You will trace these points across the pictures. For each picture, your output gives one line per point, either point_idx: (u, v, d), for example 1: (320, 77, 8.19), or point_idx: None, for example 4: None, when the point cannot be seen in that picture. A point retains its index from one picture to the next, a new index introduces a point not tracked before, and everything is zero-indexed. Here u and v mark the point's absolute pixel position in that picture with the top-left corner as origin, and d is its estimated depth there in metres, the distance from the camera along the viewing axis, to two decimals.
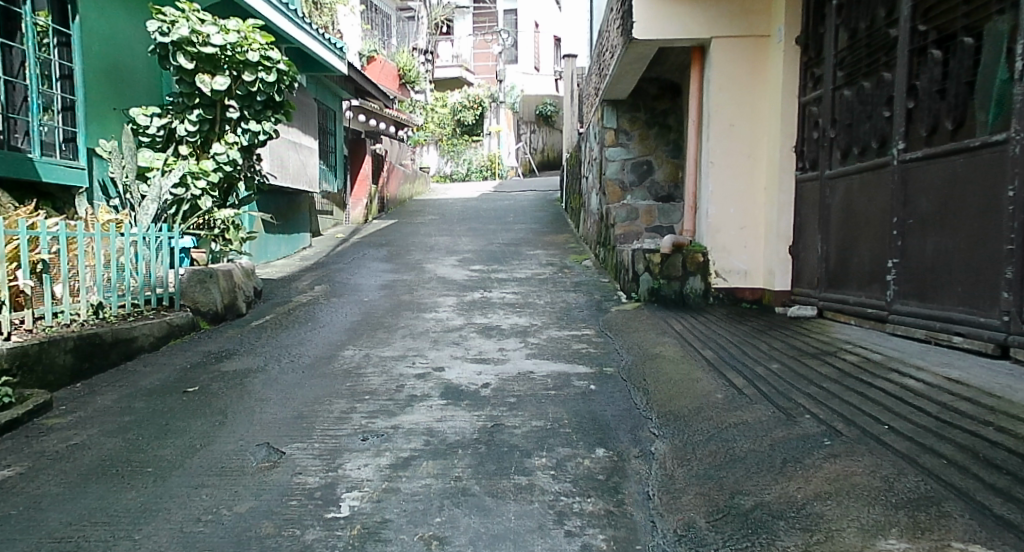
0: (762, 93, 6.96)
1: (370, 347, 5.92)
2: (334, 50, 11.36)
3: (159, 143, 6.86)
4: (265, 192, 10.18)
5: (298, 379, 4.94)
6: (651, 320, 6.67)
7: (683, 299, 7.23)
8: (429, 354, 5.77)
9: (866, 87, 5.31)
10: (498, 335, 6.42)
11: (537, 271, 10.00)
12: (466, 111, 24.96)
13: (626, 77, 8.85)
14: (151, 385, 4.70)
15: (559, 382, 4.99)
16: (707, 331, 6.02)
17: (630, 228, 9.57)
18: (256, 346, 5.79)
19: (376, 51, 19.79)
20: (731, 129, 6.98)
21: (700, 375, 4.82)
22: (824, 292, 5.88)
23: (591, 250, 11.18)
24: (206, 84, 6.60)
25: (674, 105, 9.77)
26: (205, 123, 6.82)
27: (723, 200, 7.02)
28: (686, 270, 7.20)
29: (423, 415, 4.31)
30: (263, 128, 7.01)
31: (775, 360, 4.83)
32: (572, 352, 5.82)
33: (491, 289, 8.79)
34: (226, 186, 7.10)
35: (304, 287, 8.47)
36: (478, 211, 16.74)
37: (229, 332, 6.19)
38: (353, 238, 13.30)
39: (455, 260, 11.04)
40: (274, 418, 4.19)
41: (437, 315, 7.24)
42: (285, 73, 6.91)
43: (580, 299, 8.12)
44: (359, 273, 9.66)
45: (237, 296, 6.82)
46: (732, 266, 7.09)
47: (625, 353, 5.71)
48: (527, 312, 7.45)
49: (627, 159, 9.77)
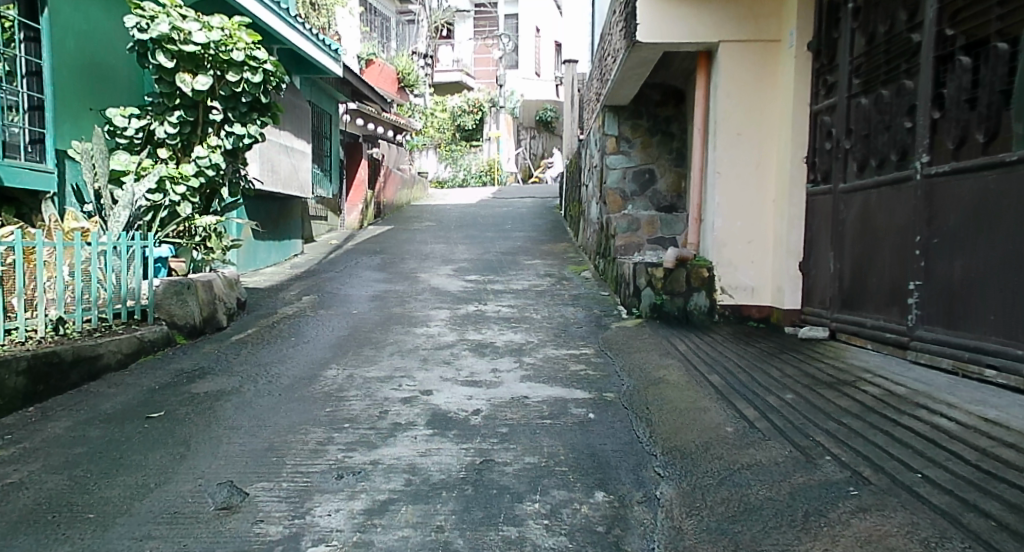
0: (772, 100, 6.60)
1: (355, 366, 5.57)
2: (329, 51, 11.01)
3: (137, 146, 6.47)
4: (254, 197, 9.84)
5: (274, 403, 4.59)
6: (653, 339, 6.31)
7: (687, 316, 6.87)
8: (417, 374, 5.41)
9: (884, 96, 4.94)
10: (492, 354, 6.06)
11: (534, 283, 9.64)
12: (466, 116, 24.64)
13: (629, 82, 8.49)
14: (113, 411, 4.34)
15: (556, 410, 4.63)
16: (714, 353, 5.66)
17: (631, 239, 9.13)
18: (233, 365, 5.44)
19: (374, 54, 19.46)
20: (738, 138, 6.63)
21: (707, 405, 4.46)
22: (837, 313, 5.51)
23: (591, 261, 10.83)
24: (187, 85, 6.25)
25: (678, 112, 9.41)
26: (186, 125, 6.47)
27: (729, 213, 6.67)
28: (690, 286, 6.84)
29: (406, 447, 3.95)
30: (249, 131, 6.60)
31: (789, 389, 4.47)
32: (571, 374, 5.46)
33: (487, 301, 8.43)
34: (207, 191, 6.74)
35: (291, 298, 8.11)
36: (475, 217, 16.39)
37: (206, 348, 5.82)
38: (347, 244, 12.94)
39: (450, 269, 10.68)
40: (242, 450, 3.84)
41: (429, 331, 6.88)
42: (273, 74, 6.53)
43: (579, 313, 7.76)
44: (349, 283, 9.29)
45: (217, 308, 6.47)
46: (739, 282, 6.72)
47: (625, 376, 5.35)
48: (523, 328, 7.09)
49: (628, 167, 9.45)
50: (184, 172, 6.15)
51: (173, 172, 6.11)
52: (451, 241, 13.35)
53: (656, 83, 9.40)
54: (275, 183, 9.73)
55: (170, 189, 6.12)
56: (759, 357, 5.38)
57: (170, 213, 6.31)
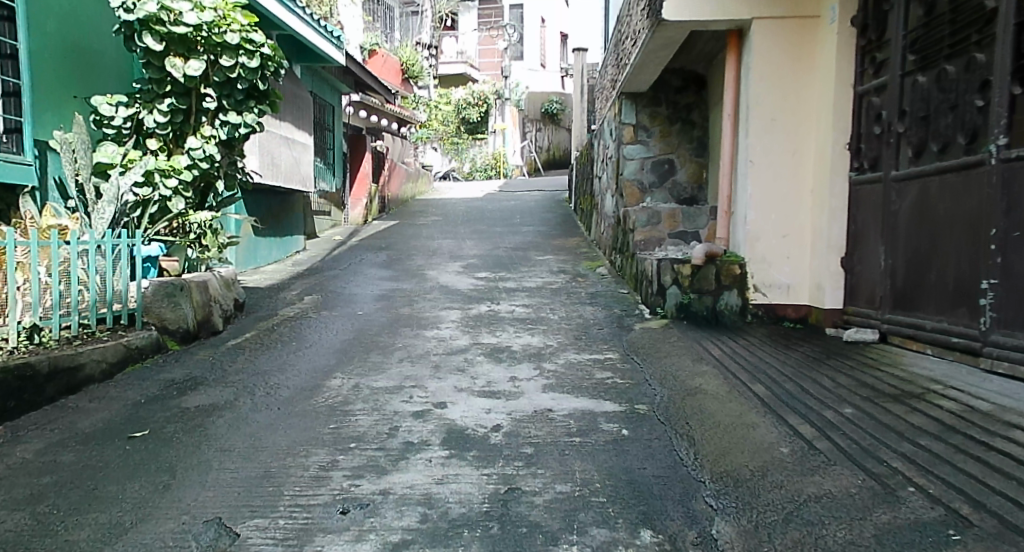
0: (809, 82, 6.16)
1: (363, 374, 5.10)
2: (331, 39, 10.56)
3: (125, 136, 6.01)
4: (253, 192, 9.36)
5: (272, 417, 4.12)
6: (682, 342, 5.83)
7: (716, 317, 6.43)
8: (429, 384, 4.94)
9: (948, 71, 4.51)
10: (509, 360, 5.58)
11: (548, 280, 9.16)
12: (471, 108, 24.15)
13: (648, 66, 8.02)
14: (92, 430, 3.86)
15: (586, 425, 4.16)
16: (754, 359, 5.18)
17: (650, 234, 8.37)
18: (228, 375, 4.89)
19: (378, 44, 19.03)
20: (772, 124, 6.20)
21: (755, 420, 3.99)
22: (889, 314, 5.08)
23: (606, 257, 10.34)
24: (178, 70, 5.78)
25: (700, 99, 8.92)
26: (177, 114, 5.97)
27: (763, 204, 6.24)
28: (720, 283, 6.40)
29: (420, 474, 3.48)
30: (245, 120, 6.16)
31: (846, 402, 4.00)
32: (598, 383, 4.99)
33: (499, 301, 7.95)
34: (200, 185, 6.26)
35: (292, 297, 7.64)
36: (482, 211, 15.91)
37: (200, 355, 5.32)
38: (351, 240, 12.46)
39: (459, 266, 10.22)
40: (234, 476, 3.38)
41: (440, 333, 6.40)
42: (270, 58, 6.09)
43: (599, 313, 7.28)
44: (354, 282, 8.82)
45: (213, 311, 5.99)
46: (774, 280, 6.28)
47: (659, 385, 4.87)
48: (540, 331, 6.61)
49: (646, 158, 8.98)
50: (176, 165, 5.68)
51: (163, 165, 5.63)
52: (460, 236, 12.88)
53: (676, 68, 8.92)
54: (276, 177, 9.27)
55: (160, 183, 5.64)
56: (806, 363, 4.90)
57: (161, 208, 5.82)
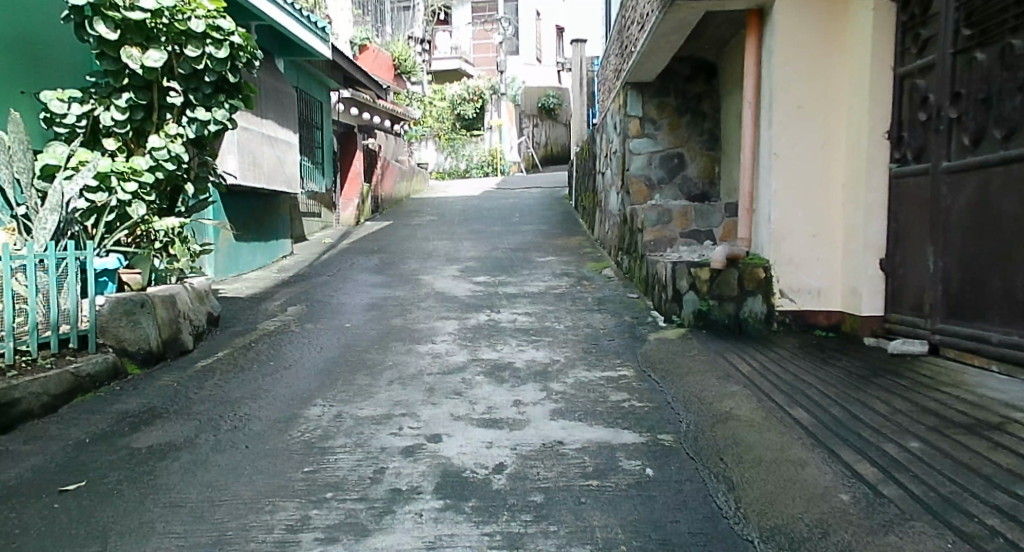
0: (839, 66, 5.58)
1: (347, 400, 4.50)
2: (317, 30, 9.95)
3: (81, 137, 5.39)
4: (234, 194, 8.76)
5: (236, 457, 3.51)
6: (703, 356, 5.24)
7: (740, 326, 5.87)
8: (422, 412, 4.34)
9: (1014, 47, 4.13)
10: (513, 380, 4.97)
11: (551, 284, 8.54)
12: (467, 104, 23.37)
13: (655, 54, 7.43)
14: (18, 482, 3.24)
15: (603, 463, 3.55)
16: (789, 376, 4.58)
17: (661, 233, 7.72)
18: (192, 405, 4.28)
19: (368, 39, 18.44)
20: (798, 112, 5.64)
21: (802, 456, 3.37)
22: (944, 323, 4.61)
23: (612, 258, 9.74)
24: (136, 61, 5.19)
25: (711, 88, 8.36)
26: (137, 110, 5.39)
27: (789, 201, 5.69)
28: (743, 289, 5.84)
29: (409, 535, 2.89)
30: (215, 117, 5.63)
31: (910, 435, 3.41)
32: (613, 410, 4.40)
33: (500, 308, 7.34)
34: (165, 187, 5.67)
35: (274, 308, 7.03)
36: (480, 210, 15.30)
37: (162, 382, 4.69)
38: (342, 243, 11.84)
39: (456, 269, 9.62)
40: (180, 544, 2.80)
41: (435, 349, 5.79)
42: (241, 48, 5.57)
43: (608, 321, 6.68)
44: (343, 289, 8.21)
45: (181, 327, 5.37)
46: (802, 285, 5.72)
47: (685, 411, 4.26)
48: (545, 343, 6.00)
49: (654, 152, 8.41)
50: (136, 166, 5.09)
51: (121, 167, 5.02)
52: (456, 237, 12.27)
53: (685, 56, 8.36)
54: (258, 177, 8.67)
55: (117, 187, 5.03)
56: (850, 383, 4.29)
57: (120, 214, 5.22)
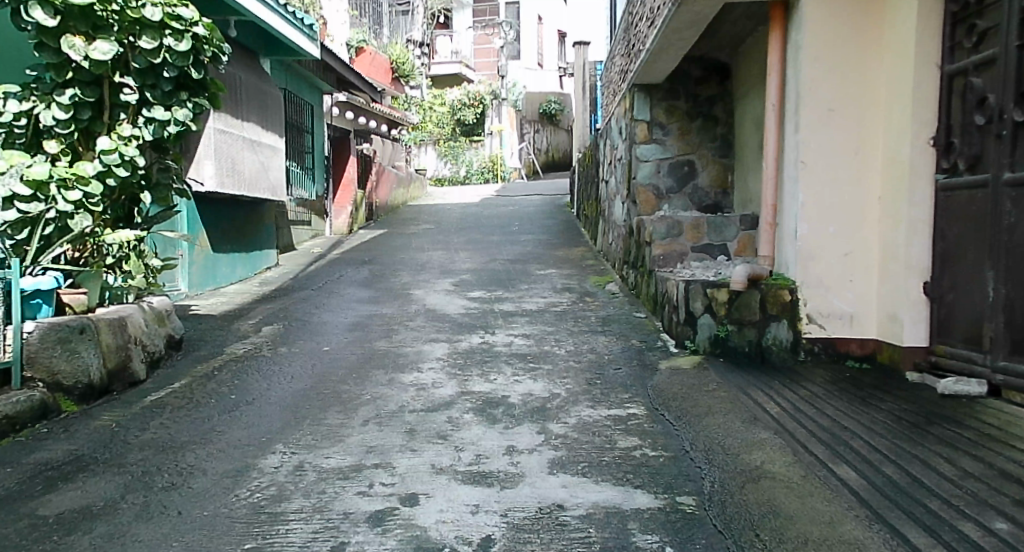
0: (876, 63, 4.97)
1: (313, 445, 3.87)
2: (305, 28, 9.35)
3: (21, 138, 4.79)
4: (212, 203, 8.11)
5: (161, 530, 2.98)
6: (722, 392, 4.64)
7: (762, 353, 5.28)
8: (398, 463, 3.71)
9: None
10: (506, 421, 4.34)
11: (552, 301, 7.91)
12: (466, 109, 22.83)
13: (667, 52, 6.81)
14: None
15: (613, 539, 2.97)
16: (827, 423, 3.96)
17: (671, 247, 7.08)
18: (127, 453, 3.66)
19: (365, 41, 17.85)
20: (829, 115, 5.05)
21: (858, 536, 2.83)
22: (1006, 360, 4.06)
23: (617, 271, 9.12)
24: (80, 52, 4.55)
25: (723, 90, 7.77)
26: (84, 109, 4.77)
27: (817, 215, 5.10)
28: (765, 313, 5.25)
29: None
30: (175, 117, 4.99)
31: (996, 512, 2.86)
32: (623, 461, 3.76)
33: (495, 329, 6.71)
34: (118, 197, 5.04)
35: (247, 327, 6.38)
36: (478, 218, 14.65)
37: (98, 422, 4.05)
38: (331, 253, 11.20)
39: (450, 283, 8.98)
40: None
41: (420, 379, 5.13)
42: (204, 40, 4.95)
43: (614, 346, 6.04)
44: (326, 305, 7.57)
45: (131, 354, 4.66)
46: (832, 309, 5.13)
47: (712, 467, 3.62)
48: (544, 373, 5.36)
49: (663, 159, 7.80)
50: (81, 173, 4.46)
51: (64, 174, 4.39)
52: (452, 247, 11.63)
53: (696, 56, 7.76)
54: (240, 185, 8.03)
55: (57, 196, 4.39)
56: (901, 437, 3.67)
57: (61, 226, 4.58)
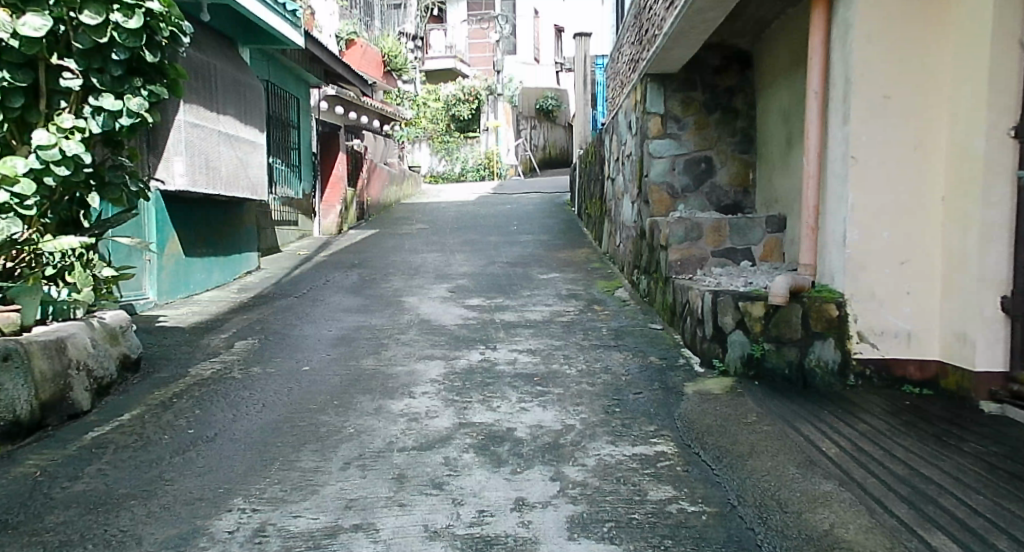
0: (938, 45, 4.39)
1: (279, 498, 3.17)
2: (288, 15, 8.68)
3: None
4: (184, 203, 7.40)
5: None
6: (765, 425, 3.96)
7: (804, 376, 4.63)
8: (383, 524, 3.02)
9: None
10: (514, 463, 3.66)
11: (557, 310, 7.22)
12: (461, 104, 22.21)
13: (687, 38, 6.14)
14: None
15: None
16: (905, 474, 3.28)
17: (689, 252, 6.37)
18: (47, 516, 2.98)
19: (356, 33, 17.35)
20: (885, 104, 4.43)
21: None
22: None
23: (626, 276, 8.44)
24: (6, 28, 3.82)
25: (744, 80, 7.10)
26: (16, 95, 4.05)
27: (871, 218, 4.46)
28: (808, 330, 4.60)
29: None
30: (128, 107, 4.26)
31: None
32: (658, 521, 3.08)
33: (496, 343, 6.01)
34: (60, 198, 4.31)
35: (218, 341, 5.68)
36: (475, 218, 13.96)
37: (19, 469, 3.35)
38: (318, 255, 10.48)
39: (446, 289, 8.29)
40: None
41: (412, 407, 4.44)
42: (160, 17, 4.25)
43: (631, 365, 5.35)
44: (310, 315, 6.88)
45: (73, 381, 3.94)
46: (886, 326, 4.49)
47: (772, 537, 2.95)
48: (554, 398, 4.66)
49: (678, 155, 7.12)
50: None
51: None
52: (447, 249, 10.95)
53: (714, 43, 7.07)
54: (213, 184, 7.31)
55: None
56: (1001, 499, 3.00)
57: None
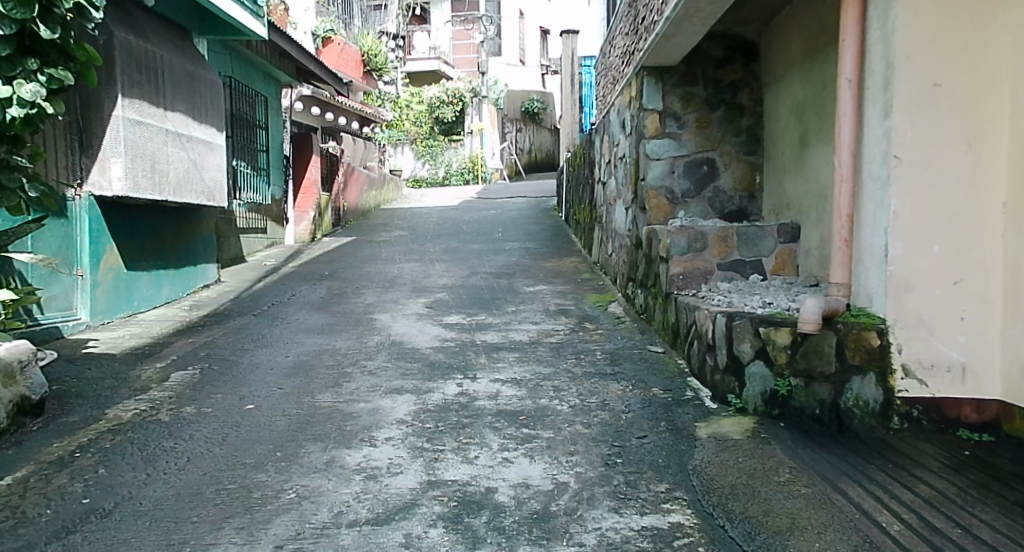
0: (998, 25, 3.67)
1: None
2: (250, 6, 7.91)
3: None
4: (127, 211, 6.59)
5: None
6: (802, 486, 3.22)
7: (839, 417, 3.89)
8: None
9: None
10: (492, 542, 2.92)
11: (545, 329, 6.45)
12: (444, 107, 21.31)
13: (690, 23, 5.39)
14: None
15: None
16: None
17: (692, 265, 5.58)
18: None
19: (335, 30, 16.52)
20: (935, 94, 3.70)
21: None
22: None
23: (618, 289, 7.70)
24: None
25: (749, 74, 6.38)
26: None
27: (918, 229, 3.73)
28: (844, 362, 3.85)
29: None
30: (18, 94, 3.52)
31: None
32: None
33: (476, 372, 5.23)
34: None
35: (151, 373, 4.88)
36: (457, 224, 13.21)
37: None
38: (286, 266, 9.67)
39: (423, 304, 7.52)
40: None
41: (371, 458, 3.68)
42: None
43: (631, 399, 4.59)
44: (266, 337, 6.09)
45: None
46: (937, 358, 3.75)
47: None
48: (542, 445, 3.91)
49: (678, 156, 6.37)
50: None
51: None
52: (426, 259, 10.18)
53: (717, 32, 6.32)
54: (162, 189, 6.52)
55: None
56: None
57: None
